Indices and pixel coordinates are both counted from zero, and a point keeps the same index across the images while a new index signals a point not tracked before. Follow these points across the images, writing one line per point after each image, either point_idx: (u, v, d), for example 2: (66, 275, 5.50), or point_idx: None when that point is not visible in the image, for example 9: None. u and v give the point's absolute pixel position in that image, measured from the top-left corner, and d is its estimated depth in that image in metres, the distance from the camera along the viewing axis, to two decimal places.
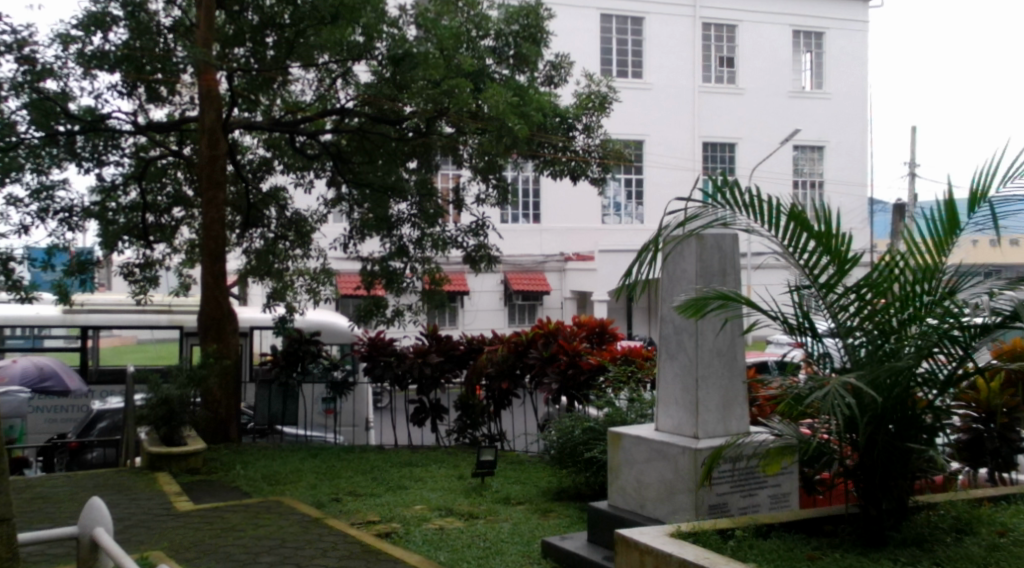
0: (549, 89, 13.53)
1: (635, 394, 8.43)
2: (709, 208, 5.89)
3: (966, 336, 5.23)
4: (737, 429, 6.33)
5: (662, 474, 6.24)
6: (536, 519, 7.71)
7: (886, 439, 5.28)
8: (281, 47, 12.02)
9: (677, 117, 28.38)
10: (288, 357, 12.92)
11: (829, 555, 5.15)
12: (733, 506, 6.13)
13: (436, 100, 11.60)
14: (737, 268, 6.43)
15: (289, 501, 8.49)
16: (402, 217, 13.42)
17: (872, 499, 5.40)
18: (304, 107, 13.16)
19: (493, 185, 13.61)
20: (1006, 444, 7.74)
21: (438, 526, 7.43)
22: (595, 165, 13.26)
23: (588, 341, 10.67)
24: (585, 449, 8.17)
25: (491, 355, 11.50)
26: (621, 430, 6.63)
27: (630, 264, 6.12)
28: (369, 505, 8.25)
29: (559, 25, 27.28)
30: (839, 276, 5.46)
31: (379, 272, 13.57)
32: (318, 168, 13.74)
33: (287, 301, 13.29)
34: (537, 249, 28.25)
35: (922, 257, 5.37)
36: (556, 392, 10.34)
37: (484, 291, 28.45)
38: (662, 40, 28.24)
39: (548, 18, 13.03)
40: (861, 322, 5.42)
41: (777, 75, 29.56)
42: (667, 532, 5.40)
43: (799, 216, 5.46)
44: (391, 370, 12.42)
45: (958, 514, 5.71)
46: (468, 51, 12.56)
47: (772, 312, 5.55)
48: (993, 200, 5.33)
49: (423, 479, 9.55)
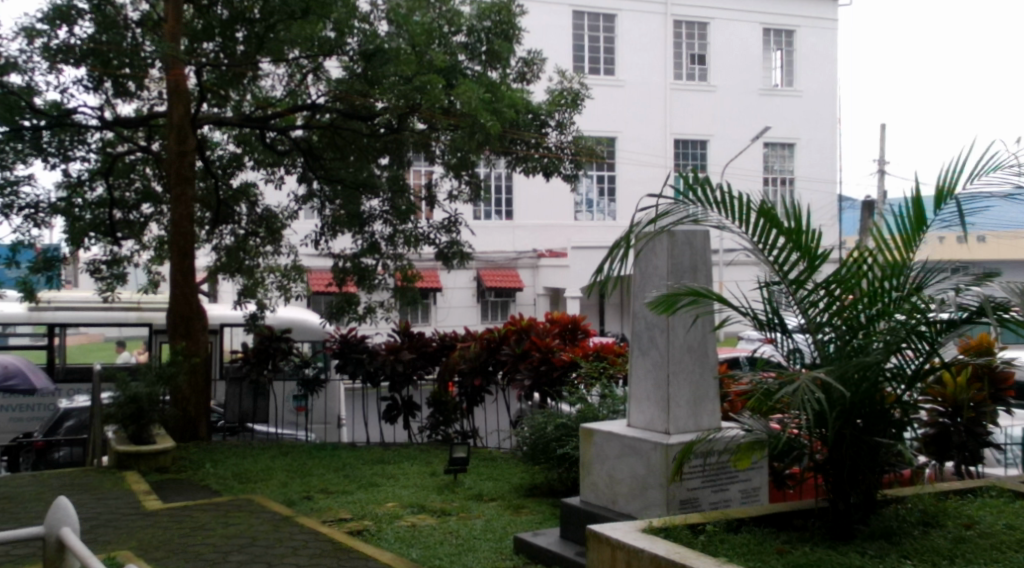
0: (521, 85, 13.50)
1: (607, 390, 8.48)
2: (680, 205, 5.89)
3: (932, 331, 5.29)
4: (708, 426, 6.36)
5: (634, 469, 6.25)
6: (508, 516, 7.71)
7: (854, 434, 5.32)
8: (251, 43, 11.76)
9: (649, 114, 28.45)
10: (258, 354, 12.80)
11: (798, 549, 5.19)
12: (705, 501, 6.16)
13: (408, 96, 11.57)
14: (707, 265, 6.45)
15: (260, 499, 8.44)
16: (374, 214, 13.37)
17: (840, 494, 5.45)
18: (273, 102, 13.01)
19: (466, 182, 13.59)
20: (974, 438, 7.83)
21: (411, 524, 7.41)
22: (567, 162, 13.28)
23: (560, 338, 10.67)
24: (557, 446, 8.18)
25: (463, 353, 11.47)
26: (593, 426, 6.65)
27: (601, 262, 6.10)
28: (341, 503, 8.21)
29: (532, 21, 27.29)
30: (809, 272, 5.49)
31: (351, 269, 13.47)
32: (289, 164, 13.64)
33: (257, 298, 13.33)
34: (510, 246, 28.23)
35: (891, 254, 5.41)
36: (527, 388, 10.29)
37: (456, 288, 28.44)
38: (634, 38, 28.34)
39: (520, 14, 13.01)
40: (830, 318, 5.46)
41: (749, 72, 29.70)
42: (638, 527, 5.41)
43: (768, 213, 5.49)
44: (362, 367, 12.40)
45: (925, 507, 5.75)
46: (440, 47, 12.52)
47: (743, 309, 5.58)
48: (959, 196, 5.38)
49: (396, 476, 9.52)
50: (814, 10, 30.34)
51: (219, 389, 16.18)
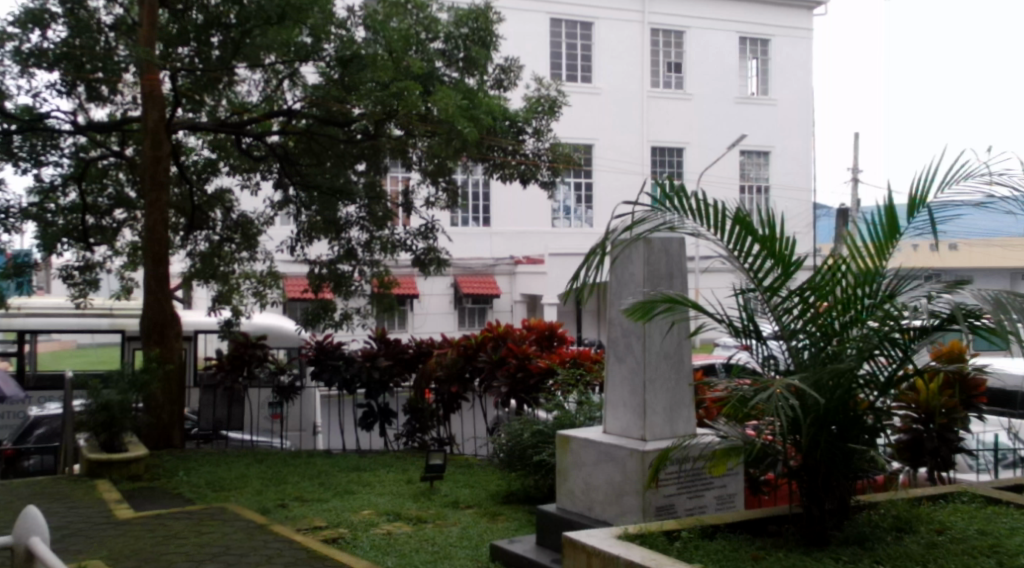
0: (499, 92, 13.52)
1: (584, 397, 8.51)
2: (657, 212, 5.89)
3: (905, 339, 5.35)
4: (684, 432, 6.38)
5: (610, 476, 6.25)
6: (484, 523, 7.69)
7: (829, 440, 5.33)
8: (227, 47, 11.77)
9: (626, 121, 28.56)
10: (233, 361, 12.71)
11: (772, 555, 5.21)
12: (680, 508, 6.17)
13: (384, 102, 11.41)
14: (683, 272, 6.49)
15: (233, 507, 8.38)
16: (351, 220, 13.29)
17: (815, 500, 5.45)
18: (249, 108, 12.95)
19: (443, 189, 13.57)
20: (947, 444, 7.89)
21: (386, 531, 7.38)
22: (545, 169, 13.35)
23: (537, 344, 10.67)
24: (533, 453, 8.19)
25: (440, 359, 11.42)
26: (569, 433, 6.65)
27: (577, 269, 6.08)
28: (315, 510, 8.17)
29: (509, 29, 27.35)
30: (784, 279, 5.53)
31: (327, 275, 13.46)
32: (265, 170, 13.57)
33: (233, 304, 13.24)
34: (487, 252, 28.28)
35: (863, 262, 5.41)
36: (505, 395, 10.32)
37: (433, 295, 28.42)
38: (611, 46, 28.45)
39: (497, 21, 13.04)
40: (805, 325, 5.48)
41: (725, 81, 29.91)
42: (614, 534, 5.41)
43: (743, 220, 5.50)
44: (340, 373, 12.34)
45: (898, 512, 5.77)
46: (417, 53, 12.48)
47: (718, 316, 5.58)
48: (931, 206, 5.42)
49: (371, 483, 9.48)
50: (789, 19, 30.57)
51: (194, 396, 16.06)
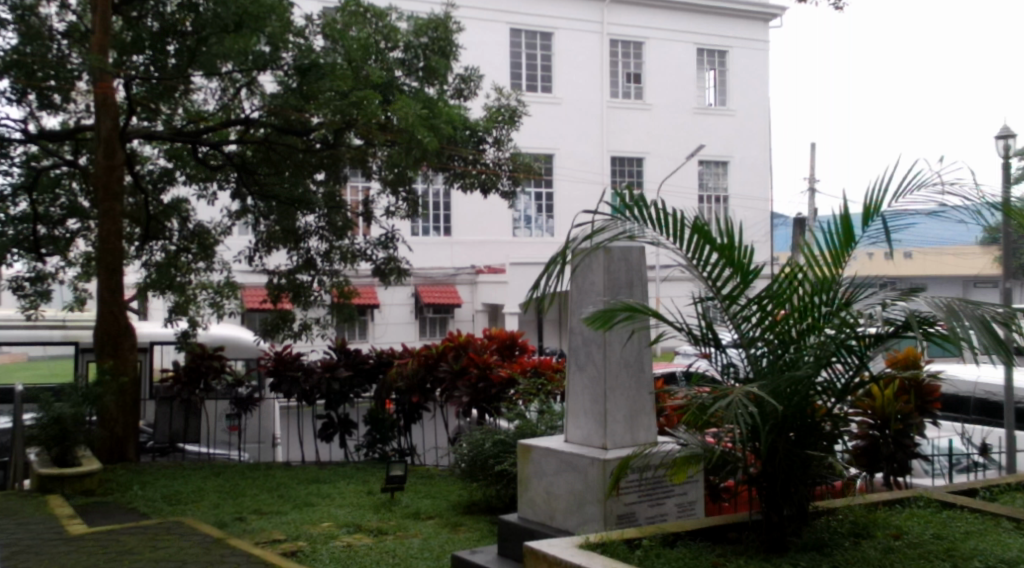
0: (459, 101, 13.51)
1: (545, 406, 8.53)
2: (617, 221, 5.90)
3: (861, 346, 5.38)
4: (644, 440, 6.38)
5: (572, 485, 6.24)
6: (446, 533, 7.65)
7: (786, 447, 5.36)
8: (183, 55, 11.63)
9: (586, 131, 28.68)
10: (189, 373, 12.54)
11: (732, 562, 5.22)
12: (641, 516, 6.17)
13: (344, 111, 11.44)
14: (643, 280, 6.51)
15: (190, 520, 8.26)
16: (310, 230, 13.23)
17: (773, 506, 5.47)
18: (206, 116, 12.76)
19: (403, 199, 13.53)
20: (902, 450, 7.97)
21: (346, 543, 7.31)
22: (505, 179, 13.36)
23: (498, 354, 10.64)
24: (495, 463, 8.17)
25: (401, 369, 11.36)
26: (531, 442, 6.64)
27: (537, 278, 6.04)
28: (274, 523, 8.07)
29: (469, 38, 27.36)
30: (742, 287, 5.55)
31: (286, 285, 13.35)
32: (221, 179, 13.34)
33: (190, 315, 12.97)
34: (448, 261, 28.15)
35: (821, 270, 5.46)
36: (466, 404, 10.28)
37: (394, 304, 28.32)
38: (570, 56, 28.54)
39: (457, 31, 13.05)
40: (763, 333, 5.49)
41: (684, 91, 30.11)
42: (575, 544, 5.38)
43: (701, 229, 5.52)
44: (298, 385, 12.12)
45: (854, 518, 5.83)
46: (376, 63, 12.40)
47: (678, 324, 5.58)
48: (884, 214, 5.48)
49: (331, 495, 9.39)
50: (745, 31, 30.94)
51: (150, 409, 15.82)
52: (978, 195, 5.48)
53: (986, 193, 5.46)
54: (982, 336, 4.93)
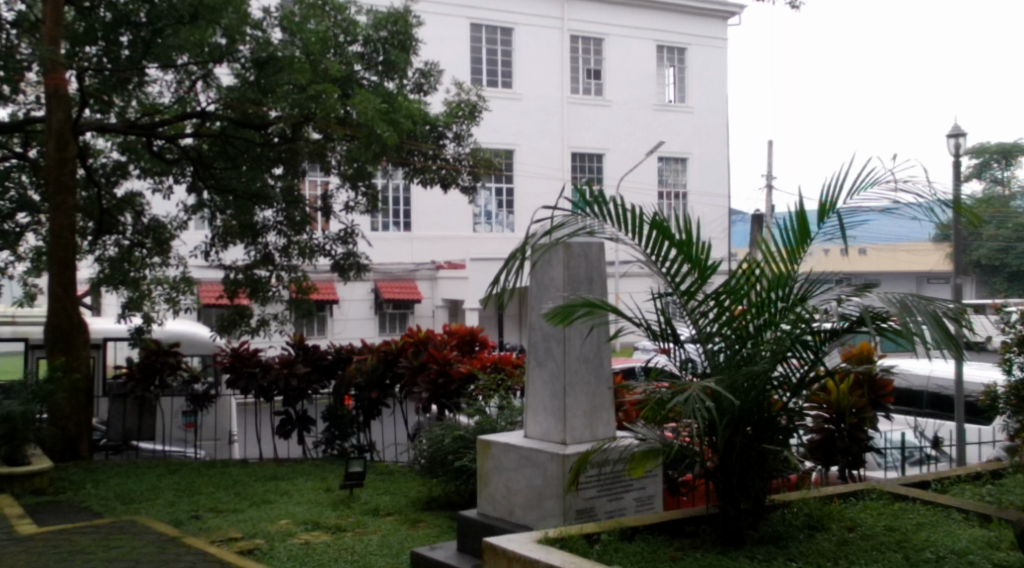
0: (418, 96, 13.44)
1: (505, 401, 8.54)
2: (577, 217, 5.88)
3: (816, 341, 5.46)
4: (603, 435, 6.39)
5: (531, 480, 6.24)
6: (405, 530, 7.61)
7: (743, 442, 5.40)
8: (137, 47, 11.43)
9: (546, 127, 28.70)
10: (144, 370, 12.37)
11: (690, 555, 5.25)
12: (600, 511, 6.18)
13: (302, 105, 11.30)
14: (603, 276, 6.53)
15: (143, 519, 8.14)
16: (267, 224, 13.10)
17: (731, 500, 5.48)
18: (161, 109, 12.58)
19: (363, 193, 13.43)
20: (856, 443, 8.03)
21: (304, 541, 7.24)
22: (465, 174, 13.31)
23: (458, 349, 10.61)
24: (454, 458, 8.15)
25: (360, 365, 11.30)
26: (490, 438, 6.62)
27: (496, 274, 5.99)
28: (230, 521, 7.99)
29: (428, 33, 27.25)
30: (700, 283, 5.56)
31: (243, 280, 13.18)
32: (177, 173, 13.17)
33: (144, 311, 12.74)
34: (408, 257, 28.03)
35: (777, 266, 5.48)
36: (425, 400, 10.19)
37: (353, 300, 28.19)
38: (530, 52, 28.54)
39: (417, 25, 12.98)
40: (720, 328, 5.52)
41: (643, 87, 30.24)
42: (534, 539, 5.38)
43: (660, 225, 5.54)
44: (255, 381, 12.01)
45: (810, 510, 5.87)
46: (335, 56, 12.33)
47: (636, 320, 5.61)
48: (840, 211, 5.52)
49: (289, 492, 9.31)
50: (704, 29, 31.13)
51: (103, 406, 15.58)
52: (930, 192, 5.55)
53: (939, 191, 5.54)
54: (935, 331, 4.99)
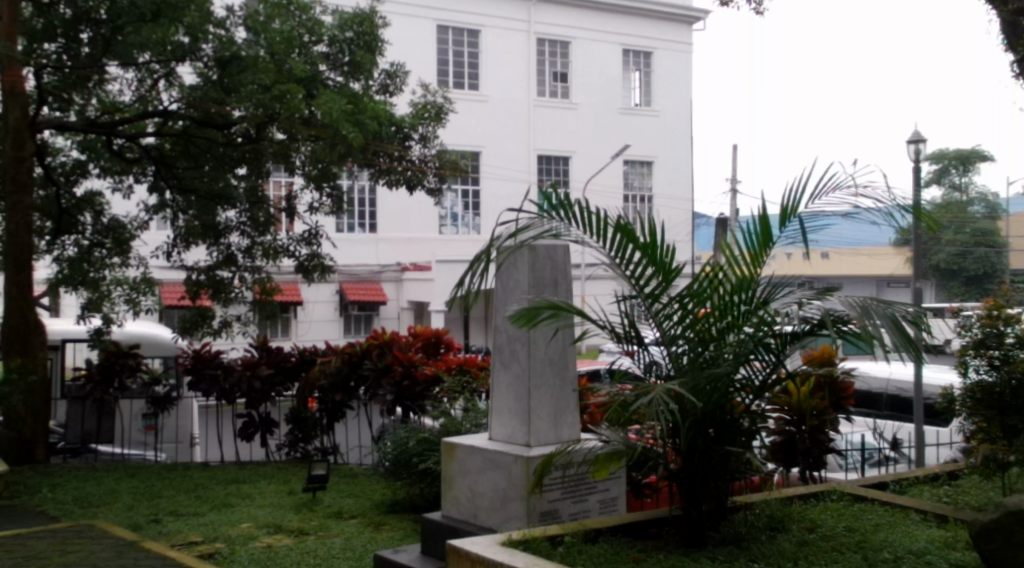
0: (384, 97, 13.38)
1: (470, 404, 8.52)
2: (541, 220, 5.88)
3: (778, 344, 5.49)
4: (568, 437, 6.38)
5: (495, 483, 6.22)
6: (368, 533, 7.56)
7: (705, 443, 5.41)
8: (97, 44, 11.26)
9: (512, 129, 28.71)
10: (103, 372, 12.23)
11: (653, 557, 5.25)
12: (564, 513, 6.17)
13: (267, 105, 11.17)
14: (568, 279, 6.54)
15: (102, 523, 8.02)
16: (230, 225, 12.98)
17: (693, 501, 5.51)
18: (122, 108, 12.39)
19: (327, 195, 13.34)
20: (818, 446, 8.06)
21: (266, 545, 7.17)
22: (431, 176, 13.25)
23: (423, 352, 10.57)
24: (419, 461, 8.10)
25: (323, 367, 11.11)
26: (455, 440, 6.60)
27: (461, 276, 5.94)
28: (191, 525, 7.89)
29: (394, 34, 27.12)
30: (664, 286, 5.59)
31: (205, 282, 13.05)
32: (138, 172, 13.00)
33: (103, 313, 12.56)
34: (373, 258, 27.92)
35: (740, 269, 5.49)
36: (390, 403, 10.21)
37: (318, 302, 28.05)
38: (497, 54, 28.54)
39: (383, 26, 12.92)
40: (684, 331, 5.54)
41: (610, 91, 30.34)
42: (498, 541, 5.36)
43: (624, 228, 5.55)
44: (217, 384, 11.90)
45: (772, 511, 5.90)
46: (300, 56, 12.26)
47: (601, 322, 5.60)
48: (802, 216, 5.55)
49: (251, 495, 9.22)
50: (670, 33, 31.28)
51: (61, 408, 15.35)
52: (890, 198, 5.61)
53: (898, 197, 5.59)
54: (894, 335, 5.03)
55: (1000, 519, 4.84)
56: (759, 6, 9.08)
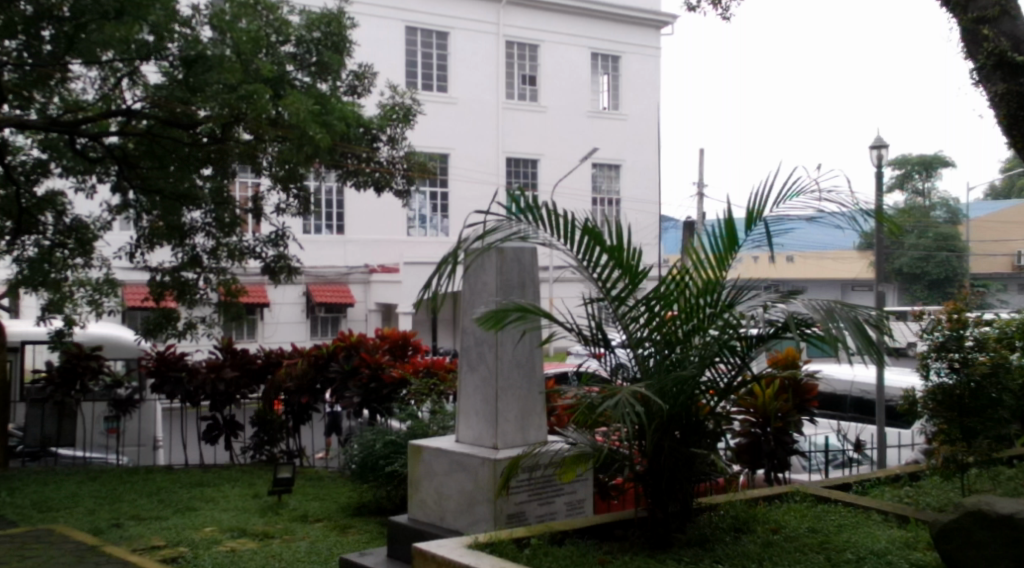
0: (352, 98, 13.32)
1: (437, 406, 8.52)
2: (508, 222, 5.85)
3: (744, 346, 5.48)
4: (535, 439, 6.38)
5: (462, 485, 6.20)
6: (334, 536, 7.51)
7: (672, 445, 5.42)
8: (59, 41, 11.08)
9: (480, 131, 28.70)
10: (64, 375, 12.12)
11: (618, 559, 5.26)
12: (531, 515, 6.16)
13: (232, 105, 11.10)
14: (535, 281, 6.52)
15: (61, 528, 7.90)
16: (195, 226, 12.87)
17: (659, 503, 5.53)
18: (84, 106, 12.16)
19: (294, 196, 13.23)
20: (782, 447, 8.15)
21: (230, 549, 7.10)
22: (399, 177, 13.19)
23: (390, 354, 10.48)
24: (386, 463, 8.06)
25: (289, 369, 11.02)
26: (421, 442, 6.56)
27: (428, 278, 5.90)
28: (153, 529, 7.80)
29: (362, 35, 26.99)
30: (631, 289, 5.60)
31: (169, 283, 12.95)
32: (101, 172, 12.82)
33: (64, 313, 12.46)
34: (341, 260, 27.74)
35: (705, 272, 5.50)
36: (357, 405, 10.17)
37: (285, 304, 27.93)
38: (466, 57, 28.50)
39: (352, 26, 12.86)
40: (651, 334, 5.54)
41: (578, 94, 30.45)
42: (464, 544, 5.33)
43: (592, 230, 5.55)
44: (181, 386, 11.80)
45: (736, 513, 5.94)
46: (267, 57, 12.09)
47: (569, 325, 5.62)
48: (767, 219, 5.58)
49: (215, 499, 9.12)
50: (638, 37, 31.39)
51: (21, 411, 15.12)
52: (852, 201, 5.67)
53: (861, 200, 5.66)
54: (856, 338, 5.08)
55: (960, 519, 4.89)
56: (725, 11, 9.15)
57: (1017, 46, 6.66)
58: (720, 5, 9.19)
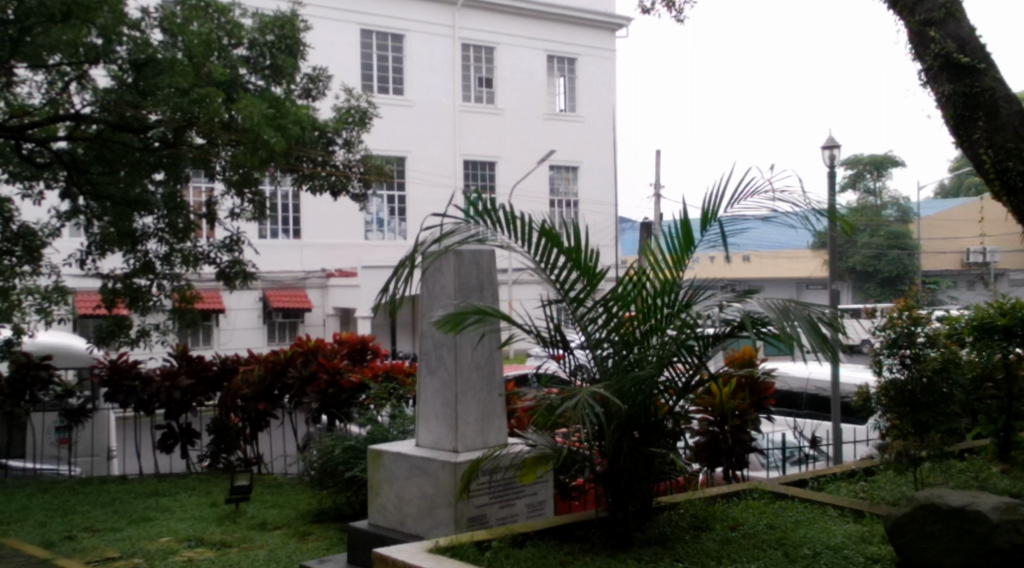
0: (306, 101, 13.20)
1: (397, 410, 8.46)
2: (465, 225, 5.80)
3: (700, 345, 5.52)
4: (495, 441, 6.36)
5: (423, 489, 6.15)
6: (293, 544, 7.42)
7: (631, 445, 5.41)
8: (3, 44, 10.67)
9: (437, 134, 28.62)
10: (13, 385, 11.98)
11: (579, 559, 5.24)
12: (492, 517, 6.13)
13: (184, 109, 10.96)
14: (493, 284, 6.50)
15: (12, 542, 7.72)
16: (148, 232, 12.67)
17: (618, 503, 5.51)
18: (31, 110, 11.90)
19: (249, 200, 13.09)
20: (740, 444, 8.14)
21: (187, 559, 6.99)
22: (355, 180, 13.11)
23: (349, 358, 10.48)
24: (344, 469, 7.99)
25: (246, 376, 10.86)
26: (380, 447, 6.49)
27: (385, 282, 5.83)
28: (107, 541, 7.64)
29: (317, 37, 26.79)
30: (589, 291, 5.58)
31: (121, 290, 12.75)
32: (49, 177, 12.57)
33: (13, 322, 12.11)
34: (298, 265, 27.50)
35: (662, 272, 5.51)
36: (315, 410, 10.07)
37: (241, 309, 27.60)
38: (421, 59, 28.42)
39: (305, 28, 12.78)
40: (609, 335, 5.53)
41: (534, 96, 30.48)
42: (424, 548, 5.29)
43: (549, 232, 5.53)
44: (135, 395, 11.60)
45: (695, 511, 5.98)
46: (219, 59, 11.97)
47: (527, 327, 5.58)
48: (721, 220, 5.60)
49: (171, 509, 8.98)
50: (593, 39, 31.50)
51: None
52: (805, 201, 5.72)
53: (813, 201, 5.72)
54: (811, 336, 5.11)
55: (913, 512, 4.94)
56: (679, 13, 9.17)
57: (962, 47, 6.75)
58: (674, 7, 9.23)
